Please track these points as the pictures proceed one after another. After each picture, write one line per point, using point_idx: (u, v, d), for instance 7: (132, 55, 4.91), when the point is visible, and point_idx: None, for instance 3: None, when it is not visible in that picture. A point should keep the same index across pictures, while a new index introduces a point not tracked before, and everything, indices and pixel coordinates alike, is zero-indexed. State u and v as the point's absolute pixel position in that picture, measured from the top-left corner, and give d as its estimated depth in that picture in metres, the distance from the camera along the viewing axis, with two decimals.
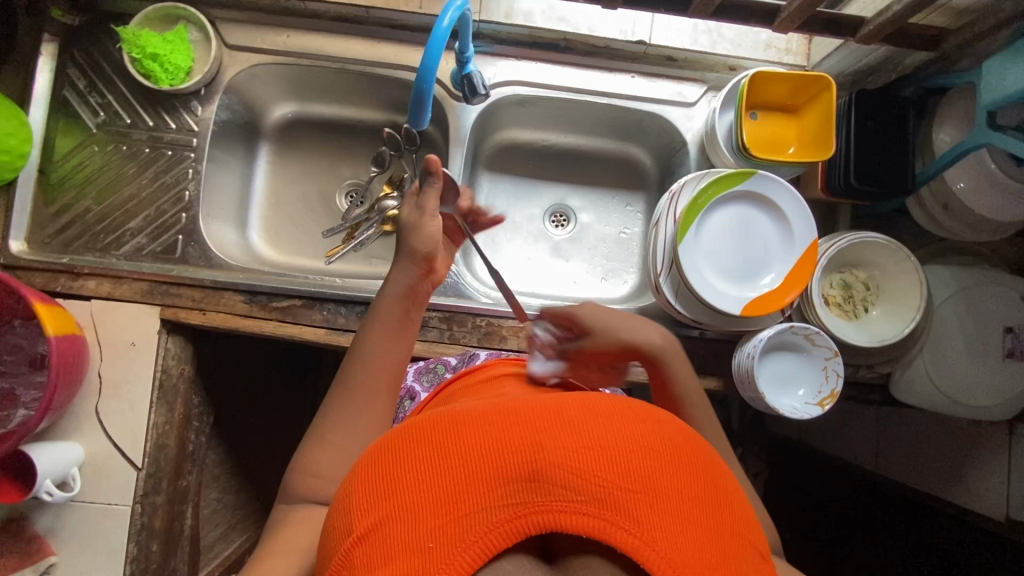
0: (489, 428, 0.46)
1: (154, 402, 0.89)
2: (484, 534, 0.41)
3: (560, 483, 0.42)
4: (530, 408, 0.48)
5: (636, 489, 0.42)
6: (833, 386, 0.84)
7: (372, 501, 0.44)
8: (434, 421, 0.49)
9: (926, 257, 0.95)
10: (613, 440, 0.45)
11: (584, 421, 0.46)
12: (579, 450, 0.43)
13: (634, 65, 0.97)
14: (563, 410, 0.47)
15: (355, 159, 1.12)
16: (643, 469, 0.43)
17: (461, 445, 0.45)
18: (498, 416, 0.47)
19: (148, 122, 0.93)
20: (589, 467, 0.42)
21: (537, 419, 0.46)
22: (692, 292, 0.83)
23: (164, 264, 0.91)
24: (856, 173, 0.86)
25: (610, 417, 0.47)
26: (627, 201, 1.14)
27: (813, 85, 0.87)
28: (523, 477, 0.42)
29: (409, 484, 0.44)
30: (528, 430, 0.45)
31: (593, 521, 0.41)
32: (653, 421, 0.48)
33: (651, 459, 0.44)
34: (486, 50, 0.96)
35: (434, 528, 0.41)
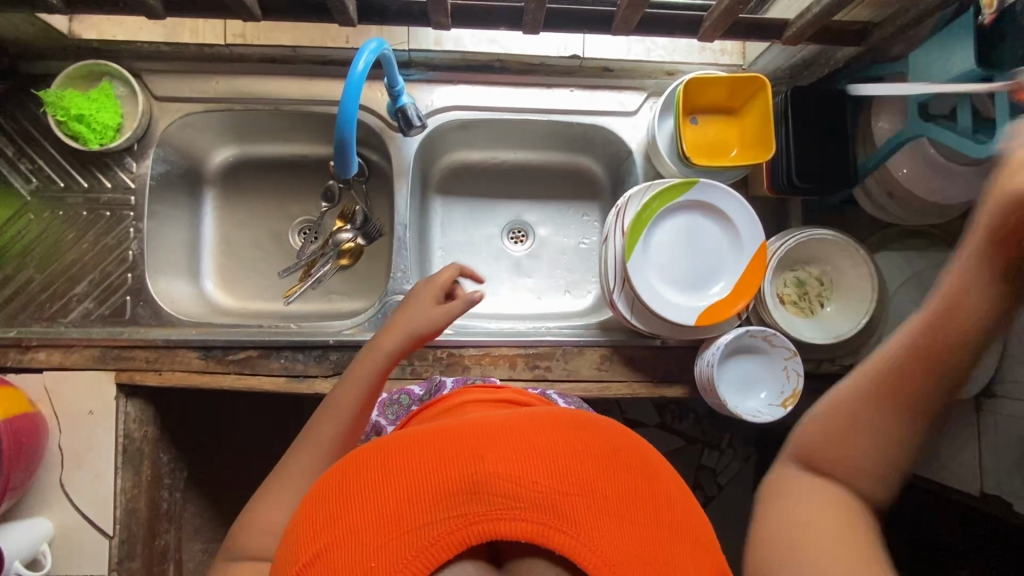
0: (432, 445, 0.47)
1: (119, 467, 0.88)
2: (427, 549, 0.41)
3: (499, 492, 0.43)
4: (472, 424, 0.49)
5: (573, 492, 0.43)
6: (794, 386, 0.85)
7: (318, 528, 0.44)
8: (379, 442, 0.49)
9: (878, 244, 0.96)
10: (549, 446, 0.46)
11: (524, 432, 0.47)
12: (517, 459, 0.45)
13: (572, 79, 0.96)
14: (503, 424, 0.48)
15: (304, 195, 1.10)
16: (580, 474, 0.45)
17: (402, 464, 0.45)
18: (440, 434, 0.48)
19: (83, 184, 0.91)
20: (527, 473, 0.44)
21: (478, 433, 0.47)
22: (646, 307, 0.83)
23: (114, 328, 0.90)
24: (799, 171, 0.86)
25: (547, 427, 0.48)
26: (583, 210, 1.13)
27: (748, 86, 0.86)
28: (462, 490, 0.43)
29: (353, 509, 0.44)
30: (467, 444, 0.46)
31: (532, 526, 0.42)
32: (589, 426, 0.50)
33: (587, 462, 0.46)
34: (421, 78, 0.95)
35: (378, 548, 0.41)
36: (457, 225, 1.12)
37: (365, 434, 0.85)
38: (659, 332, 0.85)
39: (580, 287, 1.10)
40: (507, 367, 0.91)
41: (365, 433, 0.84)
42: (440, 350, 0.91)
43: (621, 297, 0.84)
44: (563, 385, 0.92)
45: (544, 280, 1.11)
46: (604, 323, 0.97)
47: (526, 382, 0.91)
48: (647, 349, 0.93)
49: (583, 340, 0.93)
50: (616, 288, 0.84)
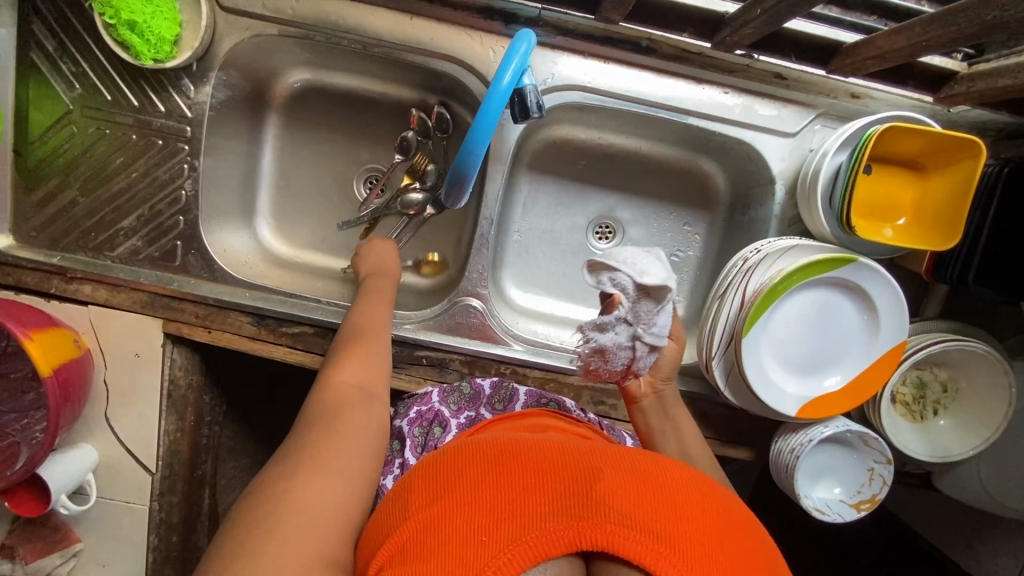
0: (551, 455, 0.48)
1: (163, 410, 0.87)
2: (538, 539, 0.41)
3: (614, 505, 0.42)
4: (590, 450, 0.50)
5: (687, 526, 0.42)
6: (876, 491, 0.78)
7: (432, 492, 0.46)
8: (497, 439, 0.52)
9: (1018, 350, 0.83)
10: (667, 485, 0.46)
11: (644, 466, 0.48)
12: (634, 486, 0.44)
13: (730, 78, 0.77)
14: (620, 455, 0.50)
15: (377, 140, 0.97)
16: (698, 517, 0.43)
17: (521, 461, 0.47)
18: (558, 449, 0.50)
19: (133, 101, 0.78)
20: (647, 501, 0.43)
21: (598, 457, 0.48)
22: (747, 382, 0.74)
23: (163, 273, 0.82)
24: (976, 269, 0.70)
25: (664, 466, 0.49)
26: (686, 219, 0.98)
27: (960, 150, 0.68)
28: (578, 493, 0.43)
29: (468, 485, 0.46)
30: (586, 460, 0.47)
31: (645, 549, 0.40)
32: (707, 483, 0.49)
33: (702, 506, 0.45)
34: (545, 41, 0.76)
35: (491, 525, 0.42)
36: (541, 208, 0.98)
37: (424, 424, 0.77)
38: (749, 408, 0.76)
39: None
40: (571, 396, 0.85)
41: (427, 422, 0.77)
42: (504, 365, 0.84)
43: (719, 361, 0.75)
44: (626, 425, 0.86)
45: None
46: (683, 366, 0.88)
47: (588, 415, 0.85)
48: (724, 406, 0.86)
49: None
50: (718, 352, 0.74)
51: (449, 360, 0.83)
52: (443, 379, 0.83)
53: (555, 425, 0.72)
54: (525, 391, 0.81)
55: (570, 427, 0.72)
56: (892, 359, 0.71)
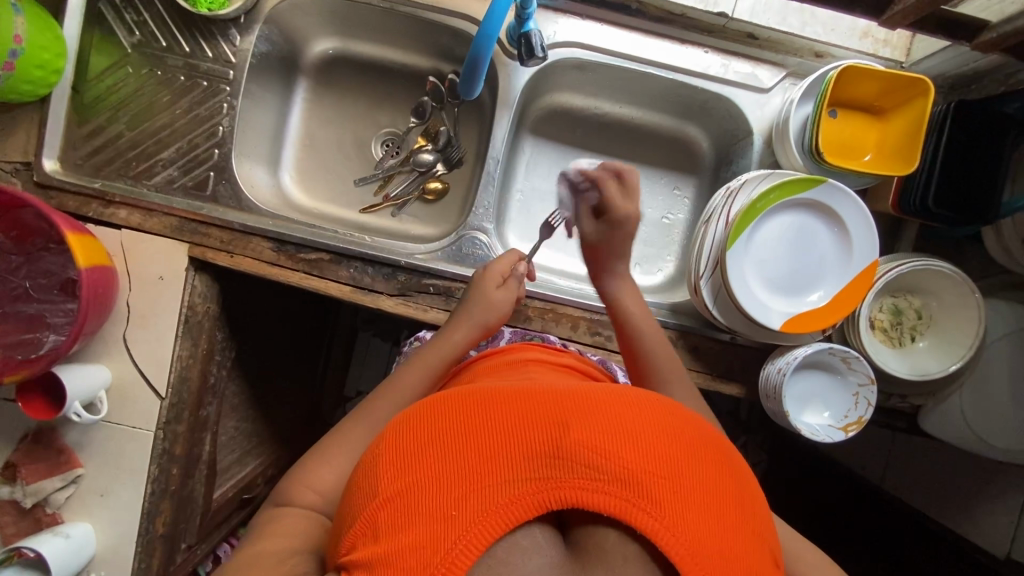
0: (517, 406, 0.47)
1: (179, 335, 0.90)
2: (506, 507, 0.41)
3: (583, 461, 0.42)
4: (557, 392, 0.49)
5: (658, 472, 0.43)
6: (861, 413, 0.81)
7: (399, 463, 0.46)
8: (461, 395, 0.50)
9: (986, 290, 0.89)
10: (638, 427, 0.45)
11: (612, 406, 0.47)
12: (605, 435, 0.44)
13: (710, 39, 0.88)
14: (590, 394, 0.48)
15: (395, 106, 1.06)
16: (666, 458, 0.44)
17: (487, 421, 0.46)
18: (525, 397, 0.48)
19: (184, 48, 0.89)
20: (615, 447, 0.43)
21: (564, 401, 0.47)
22: (733, 300, 0.79)
23: (194, 201, 0.89)
24: (935, 195, 0.78)
25: (637, 406, 0.47)
26: (675, 184, 1.07)
27: (909, 89, 0.78)
28: (547, 453, 0.43)
29: (433, 452, 0.45)
30: (555, 408, 0.46)
31: (613, 501, 0.41)
32: (679, 414, 0.49)
33: (673, 446, 0.45)
34: (548, 5, 0.87)
35: (458, 498, 0.42)
36: (542, 170, 1.07)
37: None
38: (736, 328, 0.81)
39: (652, 263, 1.06)
40: (568, 327, 0.90)
41: None
42: None
43: (707, 283, 0.80)
44: (621, 358, 0.90)
45: None
46: (674, 305, 0.93)
47: (585, 346, 0.90)
48: (714, 342, 0.90)
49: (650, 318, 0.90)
50: (706, 273, 0.80)
51: (454, 289, 0.89)
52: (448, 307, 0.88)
53: (538, 357, 0.77)
54: (509, 330, 0.88)
55: (553, 358, 0.77)
56: (865, 280, 0.77)
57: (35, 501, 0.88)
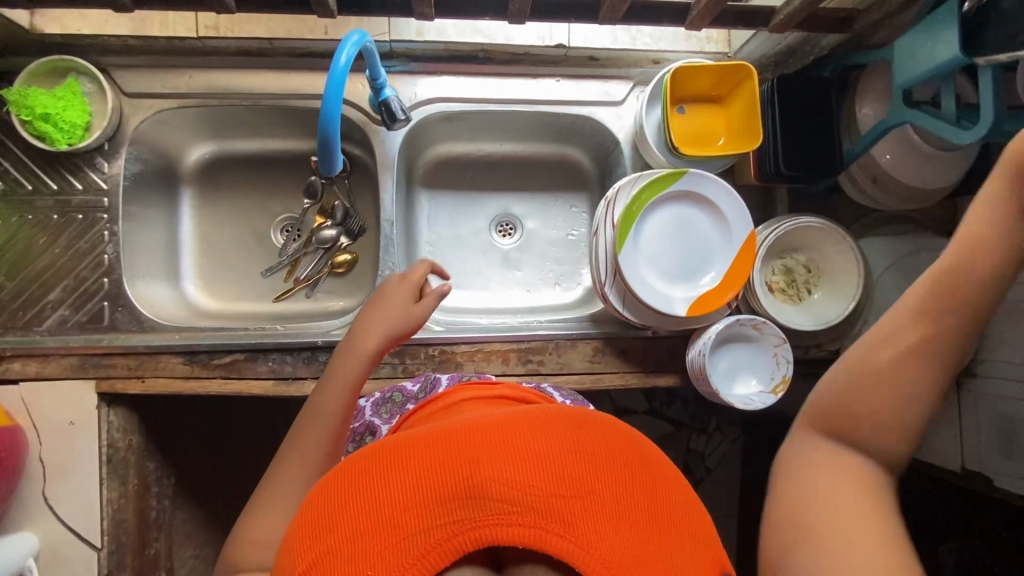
0: (425, 450, 0.46)
1: (104, 477, 0.86)
2: (425, 556, 0.41)
3: (496, 496, 0.42)
4: (465, 425, 0.48)
5: (571, 494, 0.43)
6: (784, 372, 0.86)
7: (313, 535, 0.44)
8: (371, 448, 0.48)
9: (862, 230, 0.96)
10: (546, 447, 0.45)
11: (519, 431, 0.46)
12: (515, 464, 0.44)
13: (558, 68, 0.95)
14: (497, 423, 0.47)
15: (285, 191, 1.07)
16: (574, 473, 0.44)
17: (397, 470, 0.45)
18: (433, 437, 0.47)
19: (52, 186, 0.87)
20: (523, 475, 0.43)
21: (471, 435, 0.46)
22: (639, 299, 0.83)
23: (92, 335, 0.87)
24: (786, 160, 0.85)
25: (545, 427, 0.47)
26: (571, 202, 1.12)
27: (735, 75, 0.86)
28: (458, 495, 0.42)
29: (345, 512, 0.43)
30: (461, 446, 0.45)
31: (531, 531, 0.41)
32: (587, 422, 0.50)
33: (587, 462, 0.45)
34: (403, 69, 0.92)
35: (373, 558, 0.40)
36: (444, 219, 1.10)
37: (360, 433, 0.83)
38: (651, 323, 0.85)
39: (569, 279, 1.10)
40: (499, 362, 0.91)
41: (360, 433, 0.81)
42: (432, 348, 0.90)
43: (612, 289, 0.84)
44: (556, 378, 0.92)
45: (533, 274, 1.10)
46: (595, 316, 0.97)
47: (520, 377, 0.91)
48: (639, 340, 0.94)
49: (574, 333, 0.93)
50: (608, 280, 0.83)
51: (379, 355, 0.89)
52: (377, 373, 0.89)
53: (472, 395, 0.78)
54: (445, 376, 0.87)
55: (488, 391, 0.77)
56: (750, 251, 0.83)
57: None
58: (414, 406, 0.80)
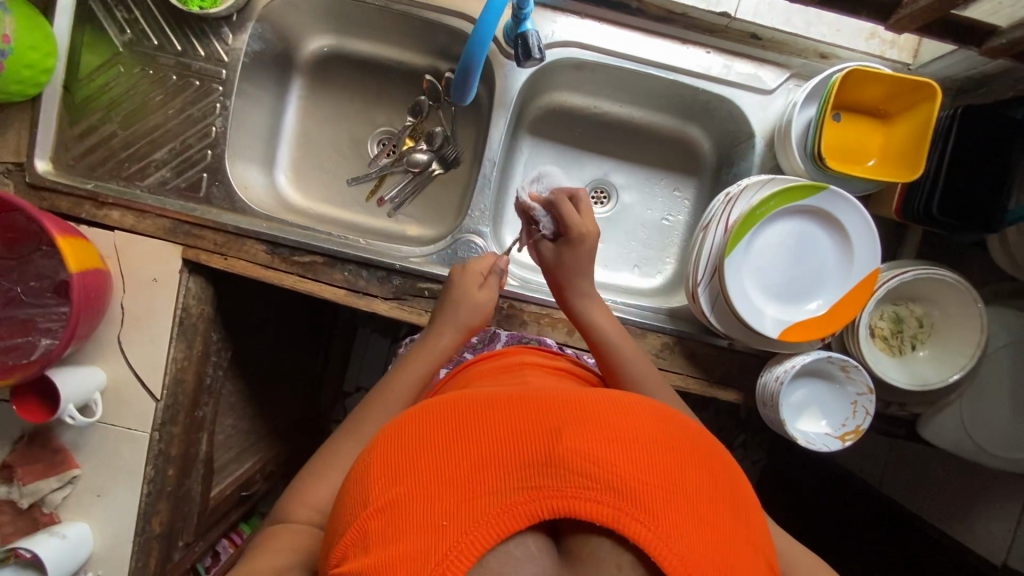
0: (508, 413, 0.45)
1: (174, 337, 0.90)
2: (499, 517, 0.39)
3: (579, 470, 0.41)
4: (545, 398, 0.47)
5: (652, 482, 0.41)
6: (859, 422, 0.80)
7: (388, 472, 0.44)
8: (452, 403, 0.48)
9: (991, 297, 0.86)
10: (633, 434, 0.44)
11: (606, 412, 0.45)
12: (601, 443, 0.42)
13: (712, 39, 0.86)
14: (579, 401, 0.46)
15: (390, 104, 1.04)
16: (659, 463, 0.42)
17: (478, 426, 0.45)
18: (518, 402, 0.47)
19: (176, 47, 0.87)
20: (608, 454, 0.41)
21: (555, 407, 0.46)
22: (731, 308, 0.78)
23: (187, 202, 0.88)
24: (939, 201, 0.76)
25: (631, 414, 0.46)
26: (676, 185, 1.05)
27: (916, 93, 0.76)
28: (538, 461, 0.41)
29: (424, 460, 0.43)
30: (546, 417, 0.44)
31: (610, 511, 0.39)
32: (671, 418, 0.48)
33: (670, 455, 0.43)
34: (547, 3, 0.85)
35: (447, 507, 0.40)
36: (540, 170, 1.05)
37: None
38: (735, 337, 0.80)
39: (651, 265, 1.05)
40: (565, 332, 0.89)
41: None
42: (502, 300, 0.89)
43: (705, 290, 0.79)
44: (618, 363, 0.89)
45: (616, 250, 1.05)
46: (672, 310, 0.92)
47: (582, 352, 0.89)
48: (711, 347, 0.89)
49: (649, 323, 0.89)
50: (703, 279, 0.78)
51: None
52: None
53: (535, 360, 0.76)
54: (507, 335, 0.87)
55: (554, 363, 0.75)
56: (865, 287, 0.76)
57: (32, 501, 0.88)
58: (477, 355, 0.79)
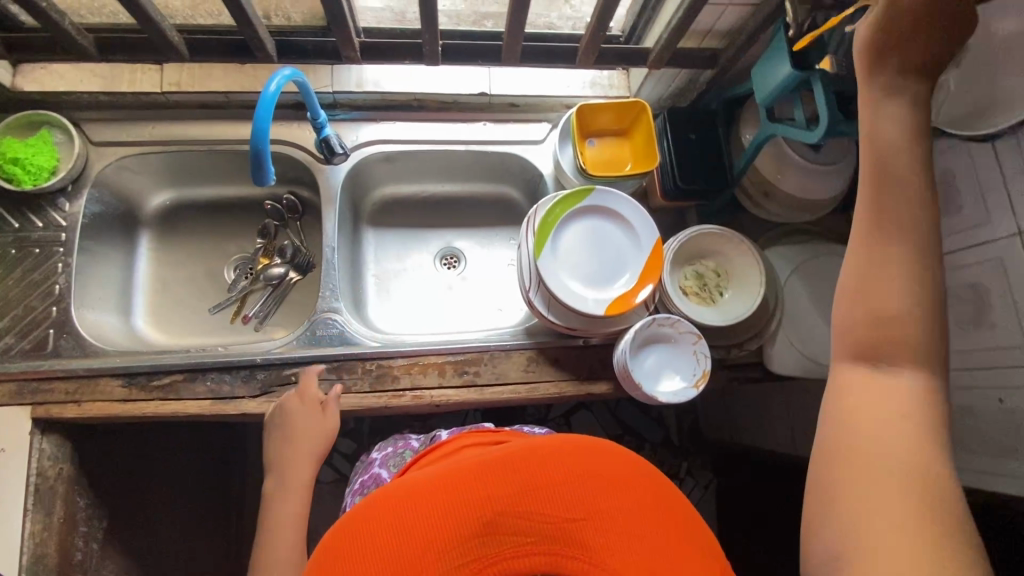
0: (436, 494, 0.47)
1: (28, 508, 0.83)
2: None
3: (509, 530, 0.44)
4: (471, 464, 0.50)
5: (579, 518, 0.45)
6: (703, 367, 0.89)
7: None
8: (381, 495, 0.49)
9: (768, 241, 1.04)
10: (558, 475, 0.48)
11: (526, 463, 0.49)
12: (528, 498, 0.46)
13: (484, 114, 1.08)
14: (498, 457, 0.50)
15: (240, 233, 1.14)
16: (581, 498, 0.47)
17: (410, 512, 0.46)
18: (442, 474, 0.49)
19: (13, 225, 0.94)
20: (532, 508, 0.46)
21: (482, 473, 0.48)
22: (562, 303, 0.89)
23: (34, 361, 0.89)
24: (682, 176, 0.97)
25: (549, 456, 0.50)
26: (509, 234, 1.20)
27: (632, 109, 0.99)
28: (474, 535, 0.44)
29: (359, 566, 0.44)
30: (473, 486, 0.47)
31: (543, 559, 0.43)
32: (590, 447, 0.52)
33: (592, 487, 0.48)
34: (346, 117, 1.05)
35: None
36: (390, 253, 1.17)
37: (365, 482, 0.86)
38: (576, 326, 0.91)
39: (510, 305, 1.15)
40: (436, 375, 0.94)
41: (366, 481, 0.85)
42: (369, 362, 0.93)
43: (537, 295, 0.91)
44: (493, 389, 0.95)
45: (475, 301, 1.15)
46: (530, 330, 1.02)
47: (457, 389, 0.94)
48: (570, 350, 0.98)
49: (509, 344, 0.97)
50: (532, 287, 0.90)
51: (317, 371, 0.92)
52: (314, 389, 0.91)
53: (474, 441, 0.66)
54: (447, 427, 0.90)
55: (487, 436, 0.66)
56: (656, 254, 0.91)
57: None
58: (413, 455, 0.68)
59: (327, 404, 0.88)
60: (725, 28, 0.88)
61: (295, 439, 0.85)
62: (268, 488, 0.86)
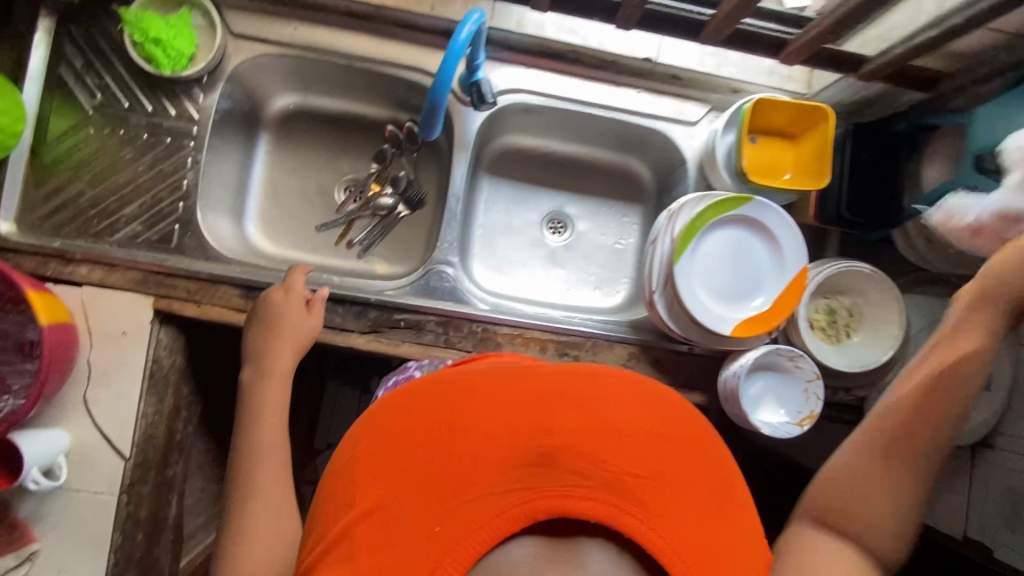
0: (492, 406, 0.44)
1: (143, 392, 0.87)
2: (490, 522, 0.38)
3: (570, 466, 0.40)
4: (533, 387, 0.46)
5: (645, 475, 0.40)
6: (812, 408, 0.87)
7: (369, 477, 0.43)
8: (431, 395, 0.47)
9: (909, 286, 0.97)
10: (622, 419, 0.43)
11: (589, 397, 0.45)
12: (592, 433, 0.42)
13: (640, 81, 0.98)
14: (561, 387, 0.46)
15: (355, 153, 1.09)
16: (648, 455, 0.41)
17: (459, 423, 0.43)
18: (496, 387, 0.46)
19: (147, 107, 0.92)
20: (596, 450, 0.41)
21: (545, 397, 0.44)
22: (685, 311, 0.85)
23: (160, 254, 0.90)
24: (847, 205, 0.90)
25: (615, 397, 0.45)
26: (624, 212, 1.13)
27: (812, 114, 0.89)
28: (530, 461, 0.40)
29: (397, 469, 0.42)
30: (535, 410, 0.43)
31: (602, 507, 0.38)
32: (662, 400, 0.47)
33: (659, 444, 0.42)
34: (495, 56, 0.97)
35: (436, 512, 0.39)
36: (501, 206, 1.12)
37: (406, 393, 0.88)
38: (693, 338, 0.87)
39: (611, 285, 1.11)
40: (537, 350, 0.93)
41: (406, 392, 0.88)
42: (476, 325, 0.92)
43: (661, 297, 0.87)
44: None
45: (576, 274, 1.11)
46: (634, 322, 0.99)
47: None
48: (674, 354, 0.95)
49: (614, 335, 0.95)
50: (658, 287, 0.86)
51: (424, 322, 0.92)
52: (420, 339, 0.91)
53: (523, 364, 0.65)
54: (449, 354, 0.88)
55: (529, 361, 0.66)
56: (799, 282, 0.86)
57: None
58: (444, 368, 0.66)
59: (312, 302, 0.86)
60: (960, 49, 0.79)
61: (277, 334, 0.82)
62: (246, 379, 0.79)
